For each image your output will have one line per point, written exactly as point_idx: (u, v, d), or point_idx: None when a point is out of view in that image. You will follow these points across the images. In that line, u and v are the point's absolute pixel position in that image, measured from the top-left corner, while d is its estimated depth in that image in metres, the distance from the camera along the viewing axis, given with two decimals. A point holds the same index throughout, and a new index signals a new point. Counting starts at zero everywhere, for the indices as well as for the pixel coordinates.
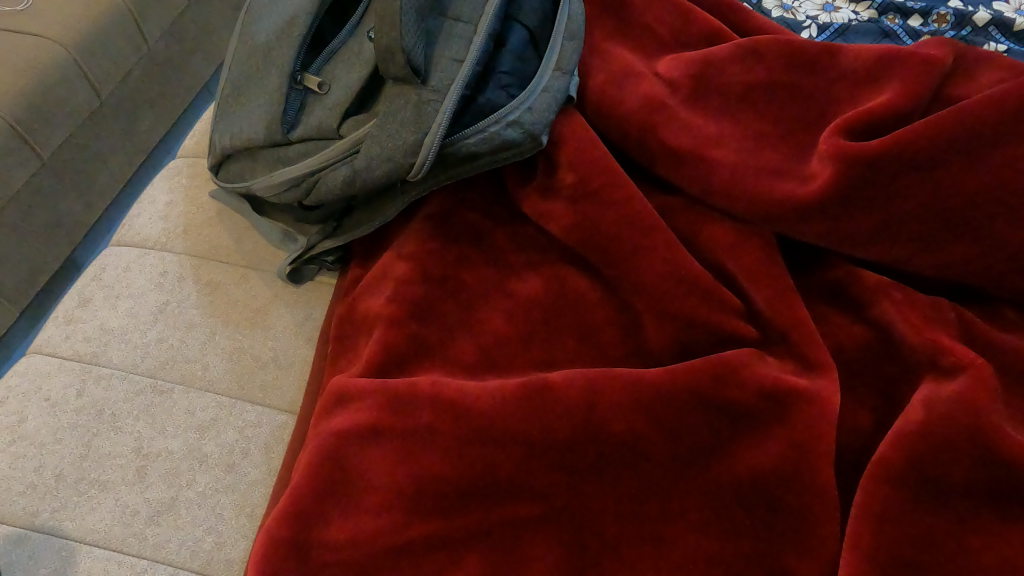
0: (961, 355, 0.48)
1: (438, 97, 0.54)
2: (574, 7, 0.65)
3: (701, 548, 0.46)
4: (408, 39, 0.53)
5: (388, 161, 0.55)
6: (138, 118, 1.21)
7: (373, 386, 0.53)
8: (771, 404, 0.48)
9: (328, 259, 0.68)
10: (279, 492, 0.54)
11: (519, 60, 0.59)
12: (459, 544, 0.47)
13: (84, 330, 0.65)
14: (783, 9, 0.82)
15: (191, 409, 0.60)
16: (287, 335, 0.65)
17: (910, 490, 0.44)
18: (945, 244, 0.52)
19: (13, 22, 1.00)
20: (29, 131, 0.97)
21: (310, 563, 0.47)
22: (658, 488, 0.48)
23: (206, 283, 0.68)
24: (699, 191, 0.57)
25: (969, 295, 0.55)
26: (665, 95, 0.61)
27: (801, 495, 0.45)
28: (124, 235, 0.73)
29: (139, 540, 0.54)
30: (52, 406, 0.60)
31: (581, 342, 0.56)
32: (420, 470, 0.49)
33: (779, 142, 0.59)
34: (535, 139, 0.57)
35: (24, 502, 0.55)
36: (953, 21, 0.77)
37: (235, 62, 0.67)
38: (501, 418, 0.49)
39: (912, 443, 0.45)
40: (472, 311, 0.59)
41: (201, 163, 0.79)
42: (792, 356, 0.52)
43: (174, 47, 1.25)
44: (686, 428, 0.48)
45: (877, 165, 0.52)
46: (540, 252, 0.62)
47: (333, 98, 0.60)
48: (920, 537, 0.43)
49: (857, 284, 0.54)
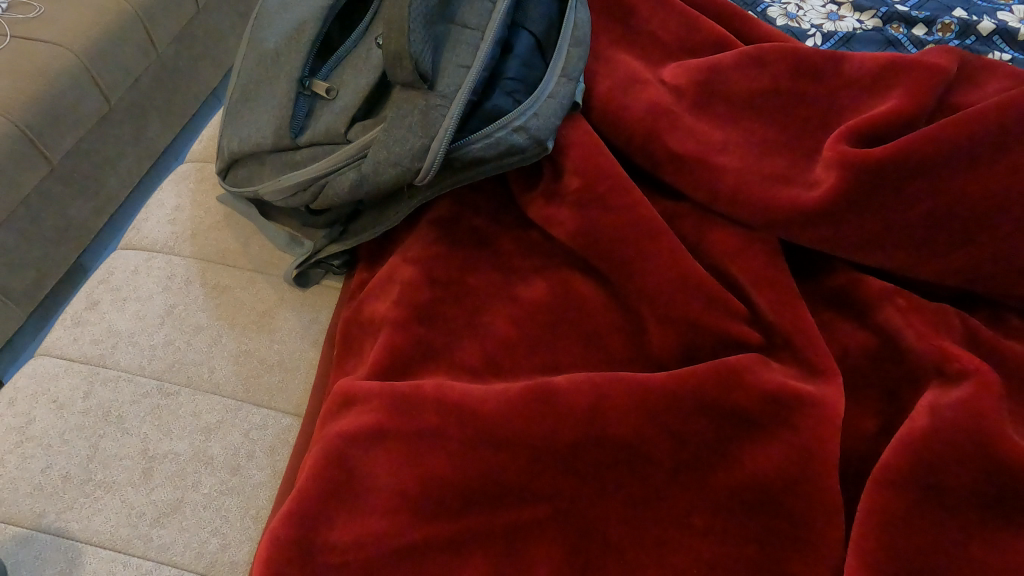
0: (966, 362, 0.48)
1: (445, 102, 0.55)
2: (580, 14, 0.65)
3: (705, 552, 0.46)
4: (416, 45, 0.54)
5: (395, 166, 0.55)
6: (147, 124, 1.22)
7: (378, 389, 0.53)
8: (776, 409, 0.48)
9: (335, 263, 0.68)
10: (284, 494, 0.55)
11: (525, 67, 0.60)
12: (464, 547, 0.47)
13: (92, 332, 0.65)
14: (787, 17, 0.83)
15: (197, 411, 0.60)
16: (293, 338, 0.65)
17: (914, 496, 0.44)
18: (949, 251, 0.52)
19: (25, 29, 1.01)
20: (40, 137, 0.98)
21: (314, 564, 0.47)
22: (663, 492, 0.48)
23: (213, 286, 0.69)
24: (704, 197, 0.57)
25: (974, 302, 0.55)
26: (669, 101, 0.61)
27: (806, 500, 0.45)
28: (132, 239, 0.73)
29: (145, 542, 0.54)
30: (59, 407, 0.60)
31: (585, 347, 0.57)
32: (425, 472, 0.49)
33: (784, 148, 0.59)
34: (540, 144, 0.58)
35: (31, 502, 0.55)
36: (957, 30, 0.77)
37: (244, 68, 0.68)
38: (506, 421, 0.49)
39: (917, 448, 0.45)
40: (478, 315, 0.59)
41: (209, 167, 0.80)
42: (796, 361, 0.52)
43: (183, 54, 1.26)
44: (690, 433, 0.49)
45: (881, 172, 0.52)
46: (545, 256, 0.62)
47: (340, 104, 0.61)
48: (925, 544, 0.43)
49: (861, 290, 0.55)
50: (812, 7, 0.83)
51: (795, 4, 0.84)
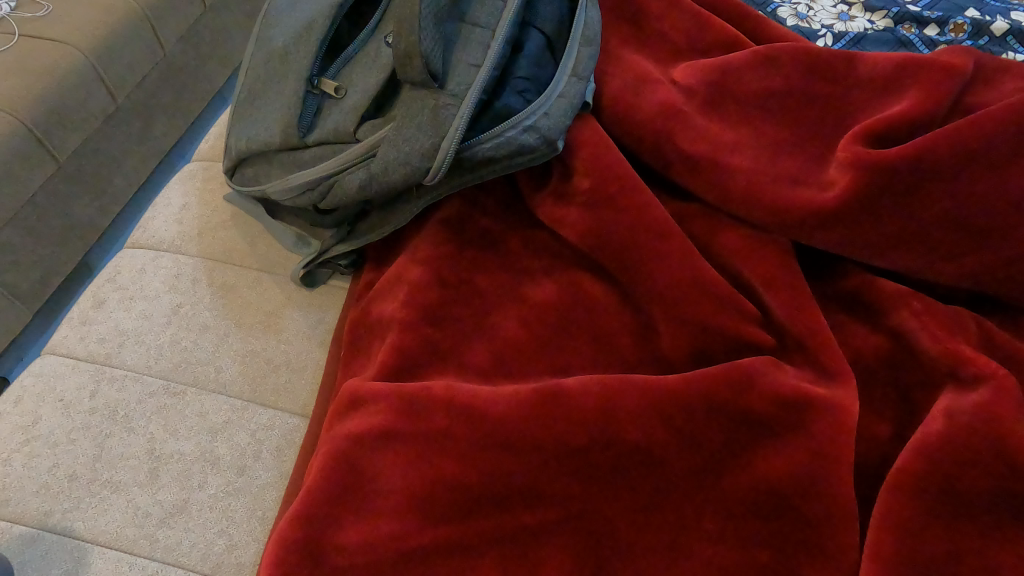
0: (982, 365, 0.47)
1: (456, 101, 0.54)
2: (591, 13, 0.65)
3: (717, 557, 0.45)
4: (426, 43, 0.53)
5: (404, 165, 0.55)
6: (154, 123, 1.22)
7: (387, 390, 0.52)
8: (789, 412, 0.48)
9: (343, 262, 0.68)
10: (292, 495, 0.54)
11: (536, 66, 0.59)
12: (474, 549, 0.47)
13: (99, 332, 0.65)
14: (798, 17, 0.82)
15: (204, 412, 0.60)
16: (300, 338, 0.65)
17: (931, 501, 0.44)
18: (965, 253, 0.51)
19: (33, 28, 1.01)
20: (47, 135, 0.98)
21: (322, 567, 0.47)
22: (675, 496, 0.47)
23: (220, 285, 0.68)
24: (716, 197, 0.57)
25: (989, 305, 0.55)
26: (681, 101, 0.61)
27: (821, 506, 0.45)
28: (139, 238, 0.73)
29: (151, 542, 0.53)
30: (66, 407, 0.60)
31: (595, 348, 0.56)
32: (433, 474, 0.48)
33: (796, 149, 0.59)
34: (551, 144, 0.57)
35: (37, 501, 0.55)
36: (969, 30, 0.76)
37: (252, 67, 0.68)
38: (515, 423, 0.49)
39: (934, 453, 0.45)
40: (487, 316, 0.58)
41: (216, 166, 0.79)
42: (809, 363, 0.51)
43: (190, 53, 1.26)
44: (703, 436, 0.48)
45: (896, 173, 0.52)
46: (555, 257, 0.62)
47: (349, 103, 0.60)
48: (942, 550, 0.42)
49: (875, 292, 0.54)
50: (823, 7, 0.83)
51: (806, 4, 0.83)
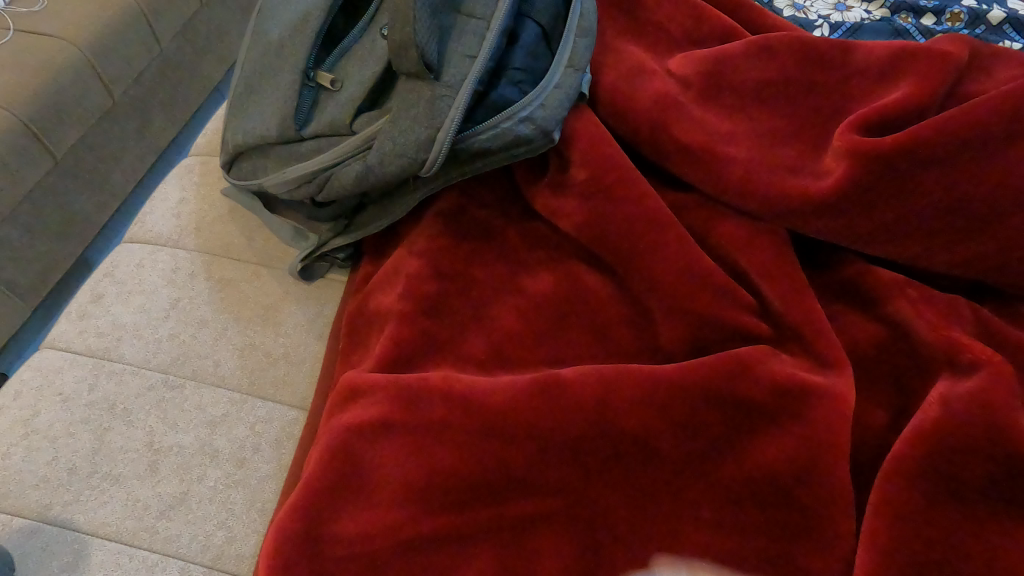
0: (978, 353, 0.48)
1: (451, 92, 0.54)
2: (588, 4, 0.65)
3: (714, 545, 0.45)
4: (421, 34, 0.53)
5: (400, 157, 0.55)
6: (151, 118, 1.22)
7: (386, 381, 0.53)
8: (785, 401, 0.48)
9: (340, 255, 0.68)
10: (290, 487, 0.54)
11: (531, 57, 0.59)
12: (473, 539, 0.47)
13: (97, 326, 0.65)
14: (794, 8, 0.82)
15: (203, 405, 0.60)
16: (298, 331, 0.65)
17: (926, 488, 0.44)
18: (961, 241, 0.51)
19: (28, 24, 1.01)
20: (43, 131, 0.98)
21: (321, 557, 0.47)
22: (673, 484, 0.48)
23: (218, 279, 0.68)
24: (712, 187, 0.57)
25: (986, 293, 0.55)
26: (677, 92, 0.61)
27: (817, 493, 0.45)
28: (137, 232, 0.73)
29: (151, 534, 0.54)
30: (65, 400, 0.60)
31: (593, 339, 0.56)
32: (432, 465, 0.49)
33: (792, 139, 0.59)
34: (547, 135, 0.57)
35: (37, 495, 0.55)
36: (966, 19, 0.76)
37: (248, 60, 0.68)
38: (513, 413, 0.49)
39: (932, 439, 0.45)
40: (484, 308, 0.59)
41: (213, 161, 0.79)
42: (805, 352, 0.51)
43: (186, 48, 1.26)
44: (699, 426, 0.48)
45: (892, 162, 0.52)
46: (552, 249, 0.62)
47: (345, 95, 0.60)
48: (939, 537, 0.43)
49: (871, 281, 0.54)
50: None
51: None
